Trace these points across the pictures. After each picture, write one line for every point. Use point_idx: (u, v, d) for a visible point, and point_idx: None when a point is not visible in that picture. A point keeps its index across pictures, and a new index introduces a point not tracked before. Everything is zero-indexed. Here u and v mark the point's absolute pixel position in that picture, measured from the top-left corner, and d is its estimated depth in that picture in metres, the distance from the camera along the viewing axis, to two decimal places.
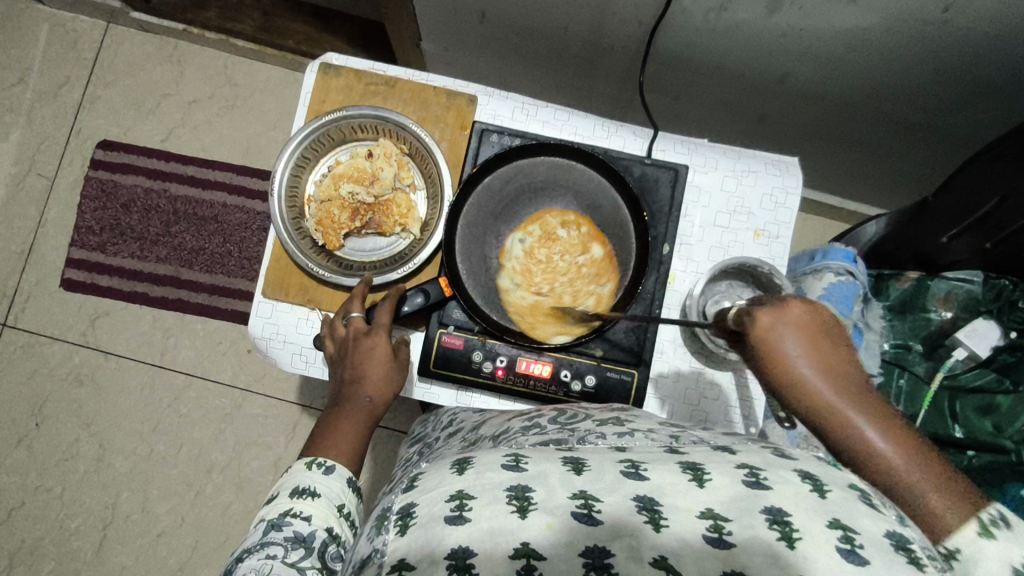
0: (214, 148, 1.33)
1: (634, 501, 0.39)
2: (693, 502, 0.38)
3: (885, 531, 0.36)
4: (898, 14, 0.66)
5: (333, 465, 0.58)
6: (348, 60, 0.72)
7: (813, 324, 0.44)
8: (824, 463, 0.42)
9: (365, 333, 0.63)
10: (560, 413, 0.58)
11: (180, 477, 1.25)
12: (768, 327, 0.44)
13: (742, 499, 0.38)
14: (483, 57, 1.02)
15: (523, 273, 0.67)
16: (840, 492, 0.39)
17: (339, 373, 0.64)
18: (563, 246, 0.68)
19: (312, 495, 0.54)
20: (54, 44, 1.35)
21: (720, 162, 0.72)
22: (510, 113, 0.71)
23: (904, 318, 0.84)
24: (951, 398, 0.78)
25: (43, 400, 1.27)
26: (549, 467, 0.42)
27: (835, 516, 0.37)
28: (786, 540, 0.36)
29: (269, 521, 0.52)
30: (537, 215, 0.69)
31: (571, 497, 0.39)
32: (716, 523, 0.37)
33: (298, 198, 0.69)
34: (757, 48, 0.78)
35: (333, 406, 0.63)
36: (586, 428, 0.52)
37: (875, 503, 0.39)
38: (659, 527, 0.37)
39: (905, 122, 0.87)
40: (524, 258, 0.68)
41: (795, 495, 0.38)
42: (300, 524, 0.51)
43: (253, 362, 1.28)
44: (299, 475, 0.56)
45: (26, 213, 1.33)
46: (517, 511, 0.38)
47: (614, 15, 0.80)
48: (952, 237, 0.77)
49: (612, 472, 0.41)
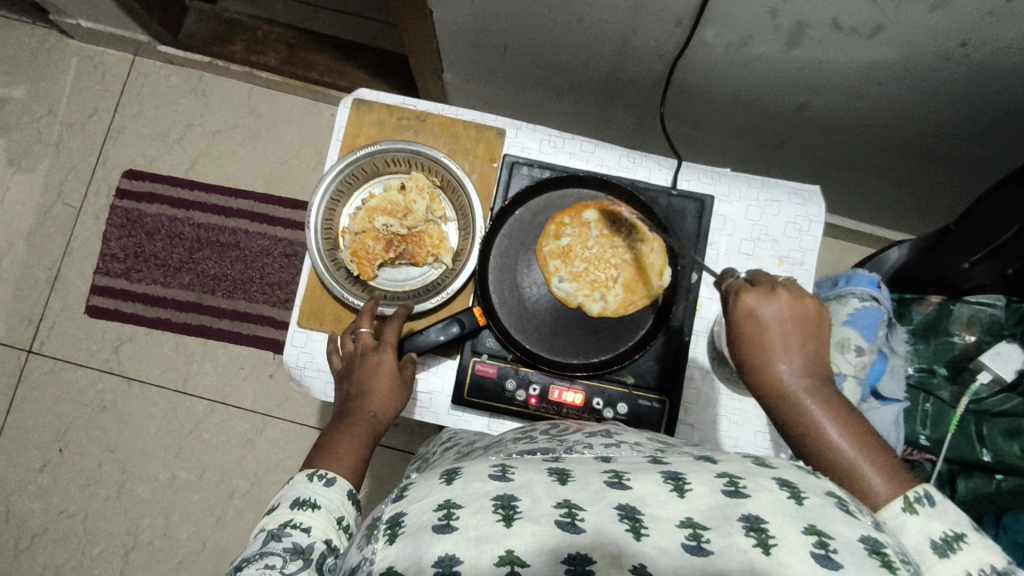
0: (237, 176, 1.36)
1: (616, 509, 0.39)
2: (672, 511, 0.38)
3: (858, 536, 0.37)
4: (915, 47, 0.68)
5: (334, 477, 0.57)
6: (380, 96, 0.74)
7: (791, 316, 0.52)
8: (803, 471, 0.43)
9: (372, 348, 0.64)
10: (553, 426, 0.59)
11: (201, 502, 1.26)
12: (754, 309, 0.52)
13: (721, 508, 0.38)
14: (504, 88, 1.04)
15: (594, 291, 0.68)
16: (815, 500, 0.39)
17: (345, 387, 0.64)
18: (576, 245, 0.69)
19: (312, 507, 0.53)
20: (83, 77, 1.39)
21: (744, 191, 0.74)
22: (537, 145, 0.73)
23: (928, 342, 0.84)
24: (978, 422, 0.79)
25: (66, 426, 1.28)
26: (535, 477, 0.43)
27: (810, 522, 0.37)
28: (762, 547, 0.36)
29: (269, 532, 0.51)
30: (540, 253, 0.68)
31: (555, 505, 0.39)
32: (695, 531, 0.37)
33: (333, 230, 0.71)
34: (777, 79, 0.80)
35: (336, 420, 0.63)
36: (574, 438, 0.53)
37: (852, 510, 0.40)
38: (640, 535, 0.37)
39: (923, 149, 0.88)
40: (578, 281, 0.68)
41: (773, 502, 0.38)
42: (299, 536, 0.50)
43: (274, 387, 1.29)
44: (300, 487, 0.55)
45: (53, 241, 1.35)
46: (503, 520, 0.38)
47: (636, 49, 0.82)
48: (974, 262, 0.76)
49: (597, 481, 0.41)
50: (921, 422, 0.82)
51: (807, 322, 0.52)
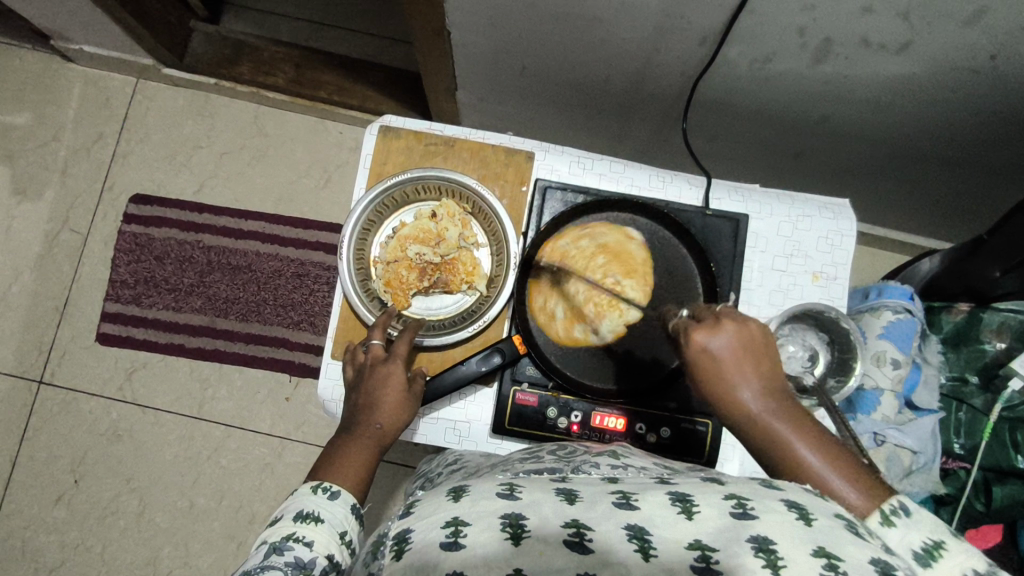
0: (246, 198, 1.35)
1: (625, 530, 0.39)
2: (682, 533, 0.39)
3: (869, 558, 0.36)
4: (942, 61, 0.68)
5: (339, 490, 0.55)
6: (406, 122, 0.74)
7: (743, 340, 0.49)
8: (810, 492, 0.42)
9: (383, 359, 0.63)
10: (560, 447, 0.60)
11: (221, 530, 1.24)
12: (704, 343, 0.49)
13: (729, 529, 0.38)
14: (520, 106, 1.04)
15: (615, 300, 0.66)
16: (826, 521, 0.39)
17: (352, 399, 0.62)
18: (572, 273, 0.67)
19: (315, 520, 0.52)
20: (87, 102, 1.37)
21: (776, 208, 0.73)
22: (567, 167, 0.73)
23: (959, 350, 0.84)
24: (1012, 429, 0.79)
25: (81, 456, 1.27)
26: (544, 496, 0.44)
27: (820, 544, 0.37)
28: (772, 568, 0.35)
29: (270, 545, 0.49)
30: (567, 338, 0.67)
31: (563, 525, 0.40)
32: (704, 553, 0.37)
33: (364, 260, 0.70)
34: (802, 93, 0.80)
35: (342, 432, 0.60)
36: (581, 461, 0.54)
37: (860, 532, 0.39)
38: (648, 556, 0.38)
39: (945, 158, 0.88)
40: (601, 313, 0.66)
41: (782, 523, 0.38)
42: (301, 550, 0.49)
43: (291, 410, 1.28)
44: (302, 499, 0.54)
45: (61, 269, 1.33)
46: (511, 538, 0.40)
47: (659, 66, 0.81)
48: (1006, 272, 0.77)
49: (605, 502, 0.42)
50: (954, 431, 0.82)
51: (756, 345, 0.49)
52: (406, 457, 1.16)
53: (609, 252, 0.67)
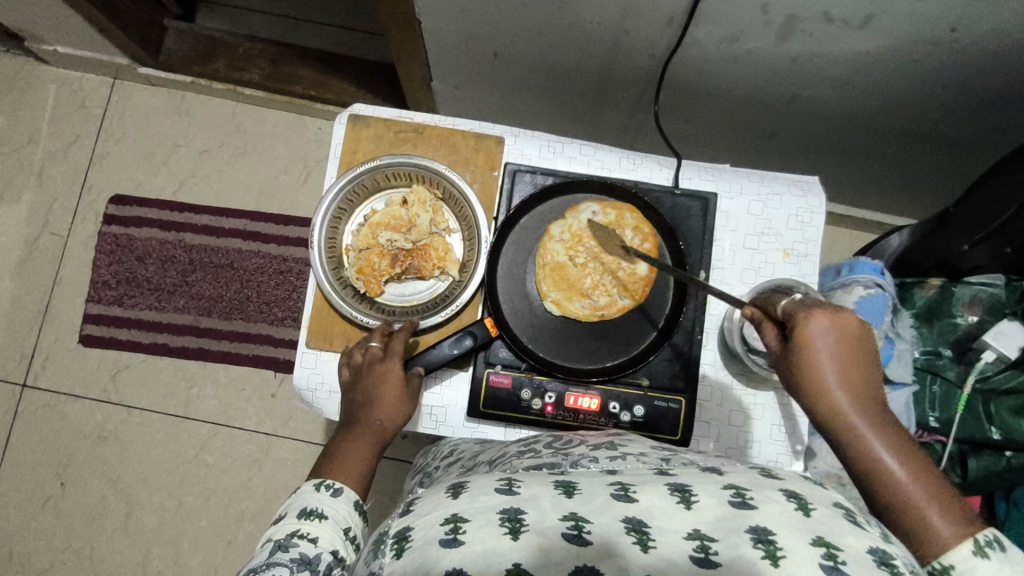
0: (227, 196, 1.34)
1: (623, 522, 0.41)
2: (680, 523, 0.40)
3: (868, 548, 0.39)
4: (906, 34, 0.69)
5: (341, 487, 0.57)
6: (376, 110, 0.74)
7: (853, 341, 0.48)
8: (809, 483, 0.45)
9: (380, 359, 0.63)
10: (556, 439, 0.61)
11: (211, 528, 1.24)
12: (816, 335, 0.48)
13: (728, 520, 0.40)
14: (494, 94, 1.04)
15: (575, 242, 0.68)
16: (824, 511, 0.42)
17: (351, 398, 0.63)
18: (560, 294, 0.67)
19: (319, 517, 0.53)
20: (63, 103, 1.37)
21: (745, 187, 0.74)
22: (537, 151, 0.73)
23: (931, 325, 0.85)
24: (986, 402, 0.81)
25: (67, 459, 1.26)
26: (542, 491, 0.44)
27: (818, 534, 0.39)
28: (770, 558, 0.37)
29: (276, 542, 0.51)
30: (621, 205, 0.68)
31: (561, 518, 0.41)
32: (703, 543, 0.39)
33: (336, 248, 0.70)
34: (769, 73, 0.80)
35: (343, 430, 0.62)
36: (579, 452, 0.55)
37: (859, 521, 0.42)
38: (647, 547, 0.39)
39: (915, 134, 0.89)
40: (586, 227, 0.68)
41: (780, 514, 0.40)
42: (306, 546, 0.51)
43: (277, 406, 1.28)
44: (305, 496, 0.55)
45: (42, 272, 1.33)
46: (509, 533, 0.40)
47: (627, 49, 0.82)
48: (973, 244, 0.78)
49: (603, 494, 0.43)
50: (928, 404, 0.83)
51: (867, 348, 0.49)
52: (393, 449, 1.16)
53: (581, 287, 0.67)
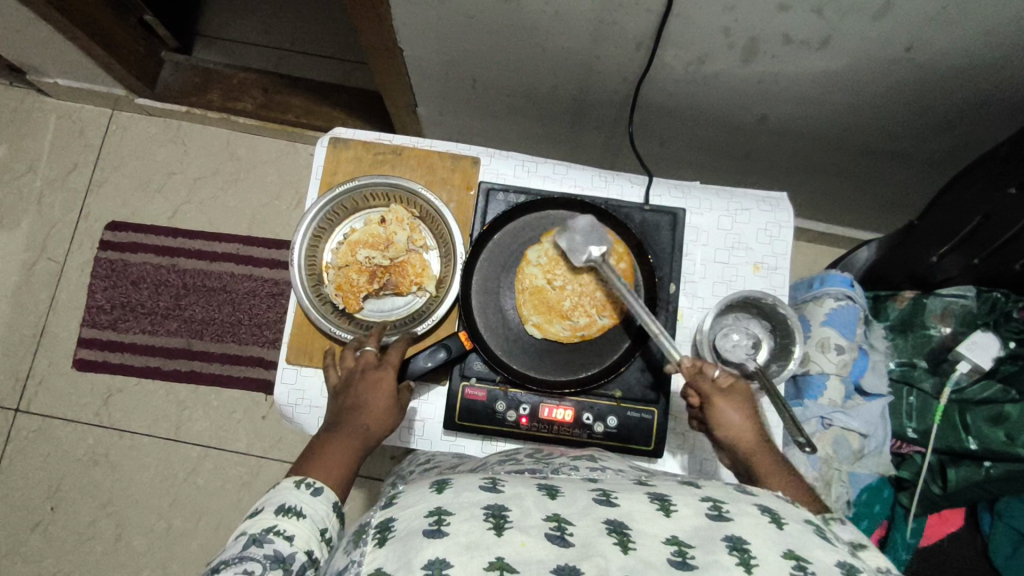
0: (220, 221, 1.37)
1: (604, 525, 0.41)
2: (659, 528, 0.41)
3: (836, 561, 0.40)
4: (864, 54, 0.72)
5: (322, 487, 0.57)
6: (356, 133, 0.77)
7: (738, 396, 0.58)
8: (782, 499, 0.46)
9: (374, 366, 0.64)
10: (536, 451, 0.63)
11: (200, 550, 1.24)
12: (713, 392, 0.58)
13: (705, 528, 0.41)
14: (476, 119, 1.07)
15: (553, 267, 0.69)
16: (795, 526, 0.43)
17: (339, 401, 0.63)
18: (542, 317, 0.68)
19: (297, 515, 0.53)
20: (62, 133, 1.41)
21: (714, 202, 0.76)
22: (512, 170, 0.76)
23: (906, 336, 0.87)
24: (962, 411, 0.81)
25: (58, 483, 1.26)
26: (525, 490, 0.45)
27: (790, 547, 0.40)
28: (744, 565, 0.38)
29: (250, 536, 0.51)
30: (597, 228, 0.70)
31: (544, 519, 0.42)
32: (680, 549, 0.40)
33: (316, 266, 0.72)
34: (737, 94, 0.83)
35: (327, 430, 0.62)
36: (560, 462, 0.57)
37: (828, 537, 0.43)
38: (627, 549, 0.39)
39: (882, 151, 0.92)
40: (563, 250, 0.69)
41: (754, 526, 0.41)
42: (281, 543, 0.51)
43: (268, 428, 1.29)
44: (285, 492, 0.55)
45: (38, 296, 1.35)
46: (494, 529, 0.41)
47: (600, 73, 0.85)
48: (942, 254, 0.79)
49: (585, 499, 0.44)
50: (906, 415, 0.85)
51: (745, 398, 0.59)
52: (381, 471, 1.16)
53: (560, 309, 0.68)
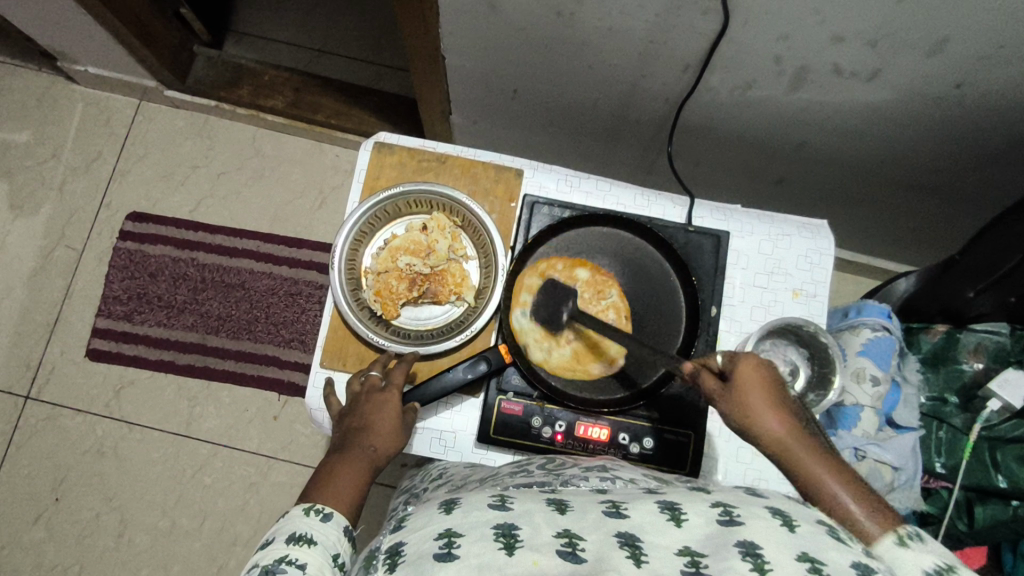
0: (242, 217, 1.36)
1: (615, 538, 0.40)
2: (670, 540, 0.40)
3: (852, 563, 0.38)
4: (913, 88, 0.72)
5: (331, 512, 0.55)
6: (400, 139, 0.76)
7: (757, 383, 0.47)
8: (793, 502, 0.43)
9: (379, 388, 0.64)
10: (549, 461, 0.62)
11: (203, 551, 1.22)
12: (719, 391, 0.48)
13: (717, 537, 0.39)
14: (511, 130, 1.07)
15: (551, 336, 0.69)
16: (808, 527, 0.40)
17: (344, 426, 0.62)
18: (611, 350, 0.69)
19: (308, 543, 0.51)
20: (88, 122, 1.40)
21: (756, 227, 0.75)
22: (555, 184, 0.75)
23: (937, 370, 0.87)
24: (992, 449, 0.80)
25: (63, 474, 1.25)
26: (535, 507, 0.44)
27: (804, 550, 0.38)
28: (758, 571, 0.36)
29: (263, 567, 0.48)
30: (516, 283, 0.69)
31: (555, 535, 0.41)
32: (693, 560, 0.38)
33: (355, 270, 0.72)
34: (779, 120, 0.83)
35: (332, 455, 0.60)
36: (570, 472, 0.56)
37: (843, 537, 0.40)
38: (639, 561, 0.38)
39: (917, 183, 0.92)
40: (538, 324, 0.68)
41: (766, 528, 0.39)
42: (294, 572, 0.48)
43: (278, 429, 1.27)
44: (295, 521, 0.53)
45: (54, 284, 1.34)
46: (504, 548, 0.40)
47: (643, 92, 0.85)
48: (979, 292, 0.80)
49: (595, 512, 0.43)
50: (935, 450, 0.83)
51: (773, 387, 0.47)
52: (393, 478, 1.15)
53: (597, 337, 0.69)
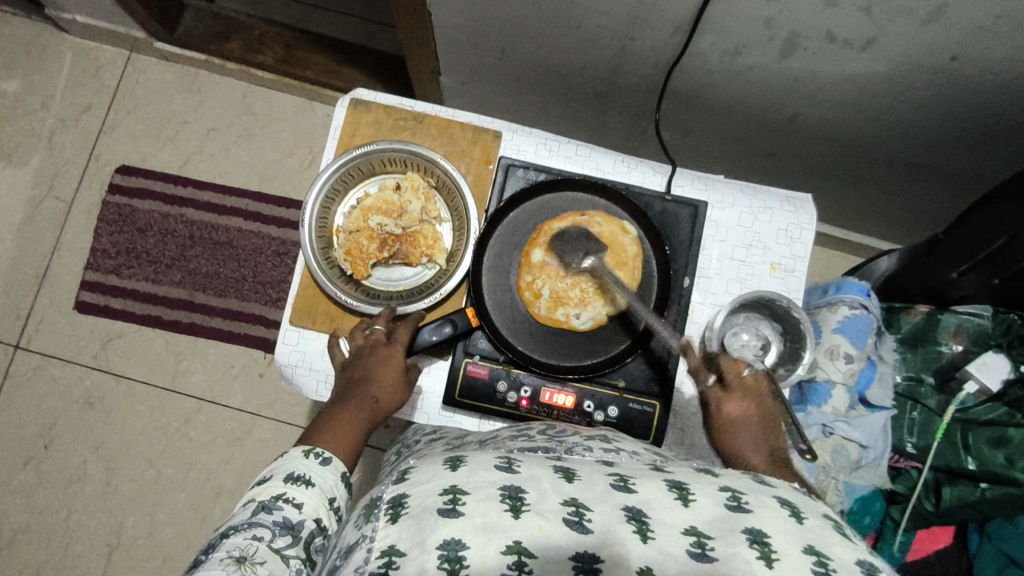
0: (231, 174, 1.35)
1: (622, 511, 0.40)
2: (677, 518, 0.40)
3: (856, 559, 0.38)
4: (907, 59, 0.69)
5: (330, 457, 0.56)
6: (378, 96, 0.75)
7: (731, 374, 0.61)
8: (800, 493, 0.45)
9: (384, 342, 0.64)
10: (549, 427, 0.60)
11: (188, 501, 1.24)
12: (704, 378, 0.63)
13: (724, 520, 0.40)
14: (500, 93, 1.05)
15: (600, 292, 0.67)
16: (815, 520, 0.41)
17: (348, 375, 0.62)
18: (611, 227, 0.67)
19: (306, 484, 0.52)
20: (78, 72, 1.38)
21: (737, 198, 0.74)
22: (533, 147, 0.74)
23: (916, 350, 0.86)
24: (964, 431, 0.81)
25: (52, 422, 1.27)
26: (542, 472, 0.44)
27: (810, 543, 0.39)
28: (765, 560, 0.37)
29: (259, 502, 0.50)
30: (548, 318, 0.67)
31: (562, 502, 0.40)
32: (700, 540, 0.39)
33: (327, 228, 0.71)
34: (770, 89, 0.81)
35: (335, 401, 0.61)
36: (573, 440, 0.55)
37: (847, 534, 0.42)
38: (646, 538, 0.38)
39: (911, 161, 0.90)
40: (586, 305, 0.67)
41: (774, 518, 0.40)
42: (290, 511, 0.50)
43: (264, 386, 1.28)
44: (293, 462, 0.54)
45: (44, 235, 1.34)
46: (510, 511, 0.39)
47: (632, 56, 0.82)
48: (962, 272, 0.79)
49: (602, 484, 0.43)
50: (906, 430, 0.84)
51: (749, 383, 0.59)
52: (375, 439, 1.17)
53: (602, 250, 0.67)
